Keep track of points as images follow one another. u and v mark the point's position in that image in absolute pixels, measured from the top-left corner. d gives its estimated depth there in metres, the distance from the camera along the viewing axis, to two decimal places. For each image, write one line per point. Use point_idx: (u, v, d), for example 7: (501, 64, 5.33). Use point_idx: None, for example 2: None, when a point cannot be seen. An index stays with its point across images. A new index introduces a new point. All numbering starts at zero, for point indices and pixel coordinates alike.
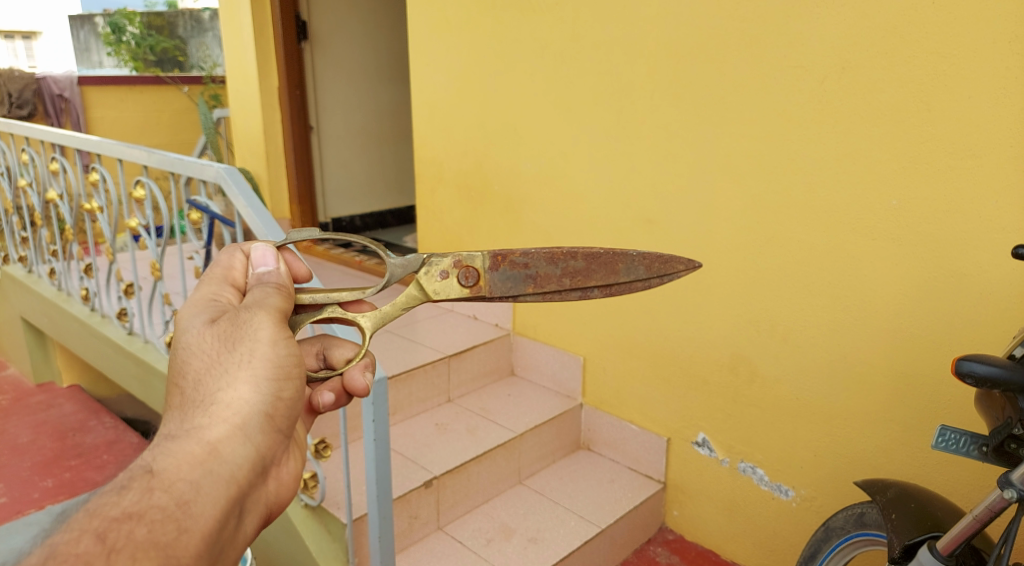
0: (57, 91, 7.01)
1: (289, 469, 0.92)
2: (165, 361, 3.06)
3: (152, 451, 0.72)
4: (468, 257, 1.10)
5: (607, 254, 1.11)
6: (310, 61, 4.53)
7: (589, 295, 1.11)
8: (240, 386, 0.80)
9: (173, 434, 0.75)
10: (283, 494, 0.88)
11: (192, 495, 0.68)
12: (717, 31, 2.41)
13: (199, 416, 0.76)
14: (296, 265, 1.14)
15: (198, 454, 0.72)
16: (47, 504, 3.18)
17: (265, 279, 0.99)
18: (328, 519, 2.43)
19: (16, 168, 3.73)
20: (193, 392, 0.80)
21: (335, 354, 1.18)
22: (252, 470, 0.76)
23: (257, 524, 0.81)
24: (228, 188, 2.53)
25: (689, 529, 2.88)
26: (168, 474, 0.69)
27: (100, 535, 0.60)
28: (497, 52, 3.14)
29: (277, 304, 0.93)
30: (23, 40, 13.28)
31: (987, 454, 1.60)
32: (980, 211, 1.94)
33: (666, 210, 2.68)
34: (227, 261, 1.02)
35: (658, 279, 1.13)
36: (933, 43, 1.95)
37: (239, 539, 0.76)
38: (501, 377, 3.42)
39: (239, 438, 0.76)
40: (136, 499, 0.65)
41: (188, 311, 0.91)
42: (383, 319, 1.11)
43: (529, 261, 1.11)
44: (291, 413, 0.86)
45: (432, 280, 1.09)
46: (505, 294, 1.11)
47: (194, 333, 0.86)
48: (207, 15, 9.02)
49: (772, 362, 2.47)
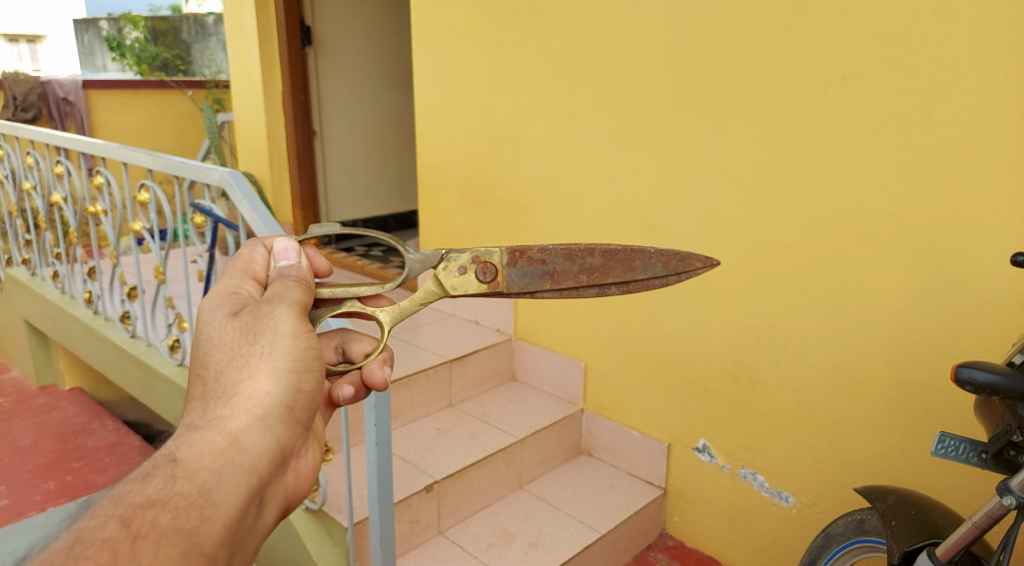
0: (61, 95, 7.12)
1: (308, 461, 0.93)
2: (168, 364, 3.08)
3: (174, 441, 0.73)
4: (486, 253, 1.11)
5: (624, 252, 1.13)
6: (314, 66, 4.55)
7: (606, 292, 1.13)
8: (261, 378, 0.82)
9: (195, 424, 0.76)
10: (302, 485, 0.90)
11: (214, 484, 0.70)
12: (717, 37, 2.43)
13: (220, 407, 0.78)
14: (316, 260, 1.15)
15: (220, 444, 0.73)
16: (48, 506, 3.19)
17: (285, 272, 1.00)
18: (329, 523, 2.44)
19: (21, 171, 3.75)
20: (215, 384, 0.81)
21: (354, 348, 1.20)
22: (272, 461, 0.77)
23: (277, 514, 0.83)
24: (232, 192, 2.55)
25: (688, 535, 2.88)
26: (191, 463, 0.70)
27: (125, 521, 0.62)
28: (500, 60, 3.17)
29: (298, 297, 0.94)
30: (27, 44, 13.25)
31: (986, 462, 1.61)
32: (980, 218, 1.96)
33: (667, 216, 2.69)
34: (249, 255, 1.04)
35: (675, 277, 1.14)
36: (933, 52, 1.97)
37: (258, 529, 0.77)
38: (503, 382, 3.43)
39: (260, 430, 0.78)
40: (160, 486, 0.66)
41: (210, 305, 0.93)
42: (401, 314, 1.12)
43: (547, 258, 1.11)
44: (310, 405, 0.87)
45: (450, 275, 1.11)
46: (522, 290, 1.12)
47: (215, 326, 0.88)
48: (211, 20, 8.93)
49: (771, 368, 2.48)
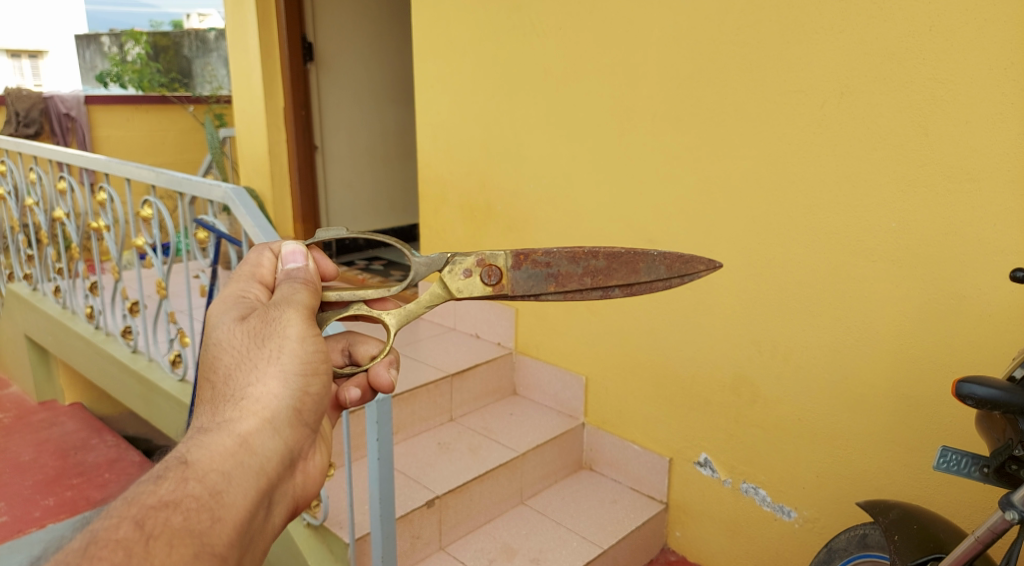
0: (64, 110, 7.20)
1: (316, 462, 0.93)
2: (170, 380, 3.08)
3: (185, 443, 0.74)
4: (491, 256, 1.12)
5: (628, 254, 1.12)
6: (316, 81, 4.58)
7: (610, 294, 1.13)
8: (268, 381, 0.82)
9: (205, 427, 0.76)
10: (309, 487, 0.90)
11: (225, 486, 0.70)
12: (716, 54, 2.46)
13: (229, 410, 0.78)
14: (323, 263, 1.16)
15: (229, 446, 0.74)
16: (48, 523, 3.17)
17: (293, 274, 1.01)
18: (330, 538, 2.43)
19: (24, 187, 3.76)
20: (223, 386, 0.82)
21: (360, 350, 1.20)
22: (280, 463, 0.78)
23: (286, 516, 0.83)
24: (235, 208, 2.55)
25: (691, 550, 2.87)
26: (202, 465, 0.70)
27: (138, 521, 0.62)
28: (501, 77, 3.19)
29: (306, 299, 0.94)
30: (29, 59, 12.69)
31: (988, 476, 1.61)
32: (978, 233, 1.97)
33: (667, 231, 2.71)
34: (256, 259, 1.05)
35: (678, 279, 1.14)
36: (929, 69, 1.99)
37: (268, 530, 0.77)
38: (503, 396, 3.43)
39: (268, 431, 0.78)
40: (172, 488, 0.67)
41: (218, 310, 0.94)
42: (407, 317, 1.13)
43: (551, 260, 1.12)
44: (317, 407, 0.87)
45: (456, 278, 1.11)
46: (527, 292, 1.12)
47: (224, 330, 0.88)
48: (212, 35, 8.94)
49: (772, 383, 2.49)
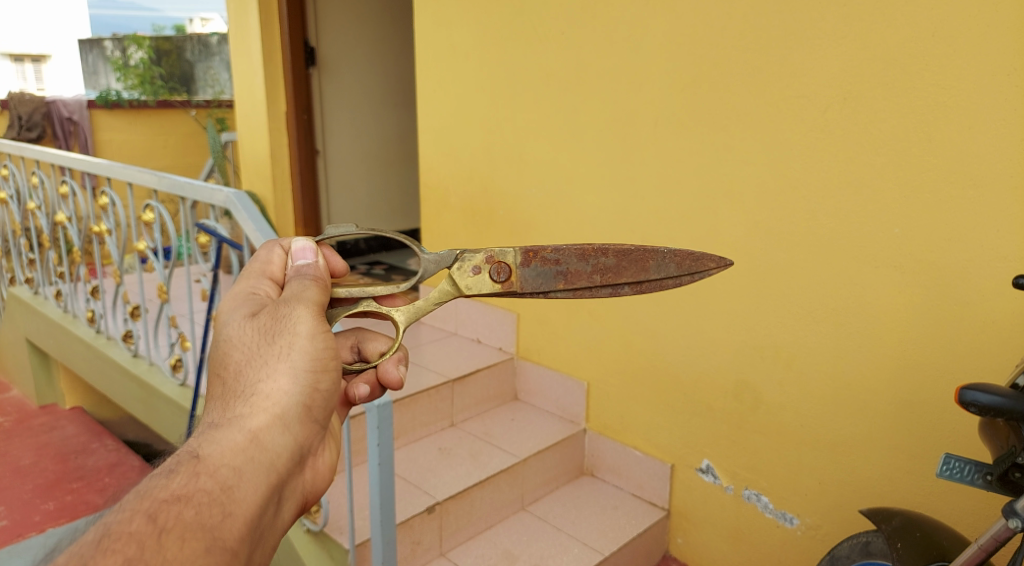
0: (66, 114, 7.28)
1: (324, 460, 0.93)
2: (171, 385, 3.07)
3: (196, 438, 0.73)
4: (500, 253, 1.12)
5: (638, 251, 1.12)
6: (318, 85, 4.59)
7: (619, 292, 1.13)
8: (279, 377, 0.81)
9: (216, 422, 0.76)
10: (318, 484, 0.89)
11: (236, 481, 0.70)
12: (718, 60, 2.46)
13: (240, 405, 0.78)
14: (333, 261, 1.16)
15: (240, 442, 0.73)
16: (47, 527, 3.16)
17: (302, 271, 1.00)
18: (330, 544, 2.41)
19: (25, 191, 3.76)
20: (233, 383, 0.81)
21: (369, 347, 1.19)
22: (290, 459, 0.77)
23: (295, 512, 0.82)
24: (236, 212, 2.54)
25: (692, 557, 2.86)
26: (213, 459, 0.70)
27: (150, 515, 0.62)
28: (503, 82, 3.19)
29: (315, 296, 0.94)
30: (31, 64, 12.73)
31: (991, 483, 1.59)
32: (981, 239, 1.97)
33: (669, 236, 2.71)
34: (266, 256, 1.05)
35: (688, 277, 1.13)
36: (931, 75, 1.99)
37: (278, 526, 0.77)
38: (505, 401, 3.42)
39: (279, 427, 0.78)
40: (184, 482, 0.66)
41: (228, 307, 0.93)
42: (416, 314, 1.12)
43: (560, 258, 1.11)
44: (327, 404, 0.86)
45: (465, 275, 1.11)
46: (536, 290, 1.12)
47: (234, 326, 0.88)
48: (215, 39, 8.97)
49: (775, 389, 2.48)
